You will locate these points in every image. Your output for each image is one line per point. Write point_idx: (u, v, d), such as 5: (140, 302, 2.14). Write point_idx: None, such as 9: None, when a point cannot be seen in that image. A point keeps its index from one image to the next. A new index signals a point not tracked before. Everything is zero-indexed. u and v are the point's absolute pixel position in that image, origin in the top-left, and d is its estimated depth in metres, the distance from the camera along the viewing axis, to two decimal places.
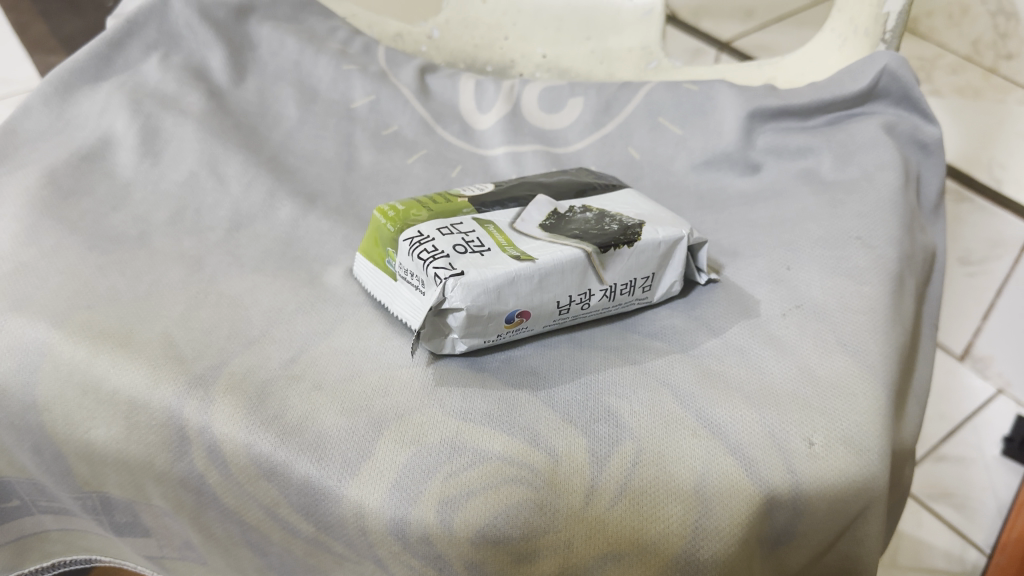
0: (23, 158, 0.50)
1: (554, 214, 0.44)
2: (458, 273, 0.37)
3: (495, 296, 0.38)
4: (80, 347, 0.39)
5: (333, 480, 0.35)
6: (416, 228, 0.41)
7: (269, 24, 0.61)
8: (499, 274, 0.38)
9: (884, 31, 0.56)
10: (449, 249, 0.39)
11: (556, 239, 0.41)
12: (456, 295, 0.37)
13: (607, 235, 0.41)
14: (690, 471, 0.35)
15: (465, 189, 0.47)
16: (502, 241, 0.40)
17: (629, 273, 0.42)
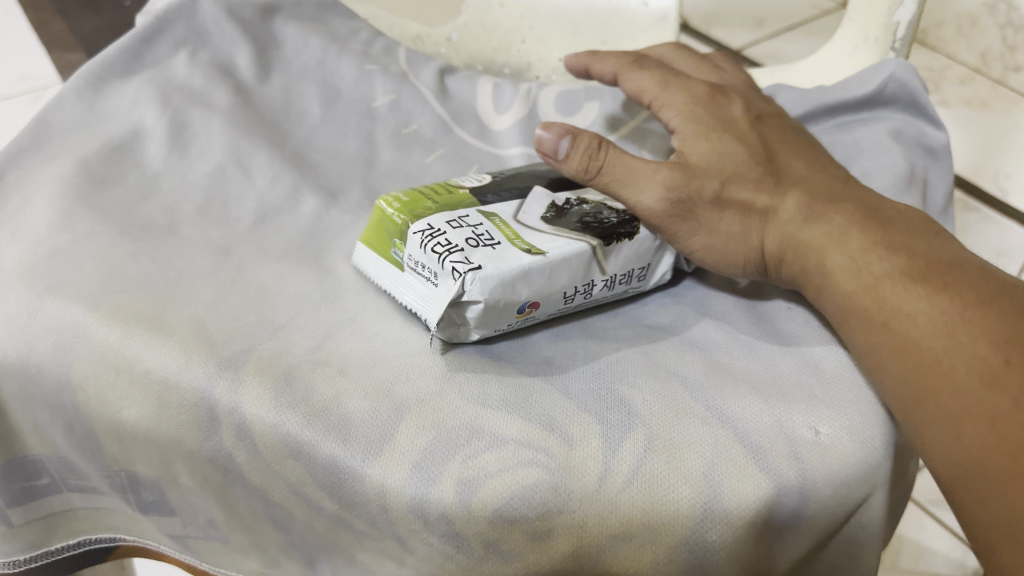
0: (56, 148, 0.51)
1: (554, 205, 0.47)
2: (476, 268, 0.39)
3: (509, 288, 0.40)
4: (114, 329, 0.41)
5: (356, 459, 0.36)
6: (425, 221, 0.42)
7: (294, 23, 0.62)
8: (513, 267, 0.40)
9: (894, 39, 0.57)
10: (462, 243, 0.41)
11: (562, 232, 0.44)
12: (475, 289, 0.39)
13: (608, 229, 0.44)
14: (700, 458, 0.37)
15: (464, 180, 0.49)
16: (510, 234, 0.43)
17: (628, 263, 0.45)
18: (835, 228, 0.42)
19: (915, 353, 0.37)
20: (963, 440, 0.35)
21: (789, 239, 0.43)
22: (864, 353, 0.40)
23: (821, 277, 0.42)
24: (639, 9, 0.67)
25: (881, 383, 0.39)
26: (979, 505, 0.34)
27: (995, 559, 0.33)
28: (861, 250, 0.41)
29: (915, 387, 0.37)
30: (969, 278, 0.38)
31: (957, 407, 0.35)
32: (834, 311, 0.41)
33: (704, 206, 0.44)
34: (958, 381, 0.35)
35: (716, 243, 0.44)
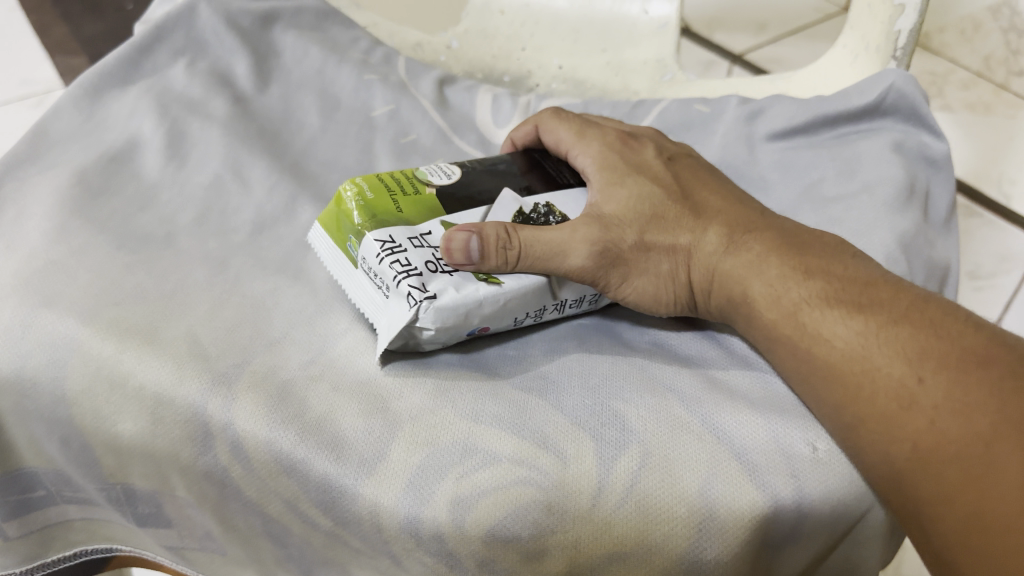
0: (53, 159, 0.51)
1: (519, 213, 0.46)
2: (431, 297, 0.39)
3: (461, 317, 0.40)
4: (108, 344, 0.41)
5: (349, 477, 0.37)
6: (387, 230, 0.42)
7: (293, 33, 0.63)
8: (470, 298, 0.40)
9: (895, 48, 0.57)
10: (421, 266, 0.41)
11: None
12: (428, 317, 0.39)
13: None
14: (696, 475, 0.36)
15: (432, 172, 0.48)
16: None
17: (586, 290, 0.45)
18: (752, 258, 0.43)
19: (835, 383, 0.38)
20: (887, 462, 0.36)
21: (714, 275, 0.43)
22: (791, 381, 0.41)
23: (745, 314, 0.42)
24: (640, 18, 0.67)
25: (808, 408, 0.40)
26: (908, 512, 0.36)
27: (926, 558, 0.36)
28: (773, 279, 0.41)
29: (836, 414, 0.38)
30: (876, 296, 0.39)
31: (877, 429, 0.36)
32: (758, 342, 0.42)
33: (631, 256, 0.44)
34: (876, 405, 0.36)
35: (649, 286, 0.44)
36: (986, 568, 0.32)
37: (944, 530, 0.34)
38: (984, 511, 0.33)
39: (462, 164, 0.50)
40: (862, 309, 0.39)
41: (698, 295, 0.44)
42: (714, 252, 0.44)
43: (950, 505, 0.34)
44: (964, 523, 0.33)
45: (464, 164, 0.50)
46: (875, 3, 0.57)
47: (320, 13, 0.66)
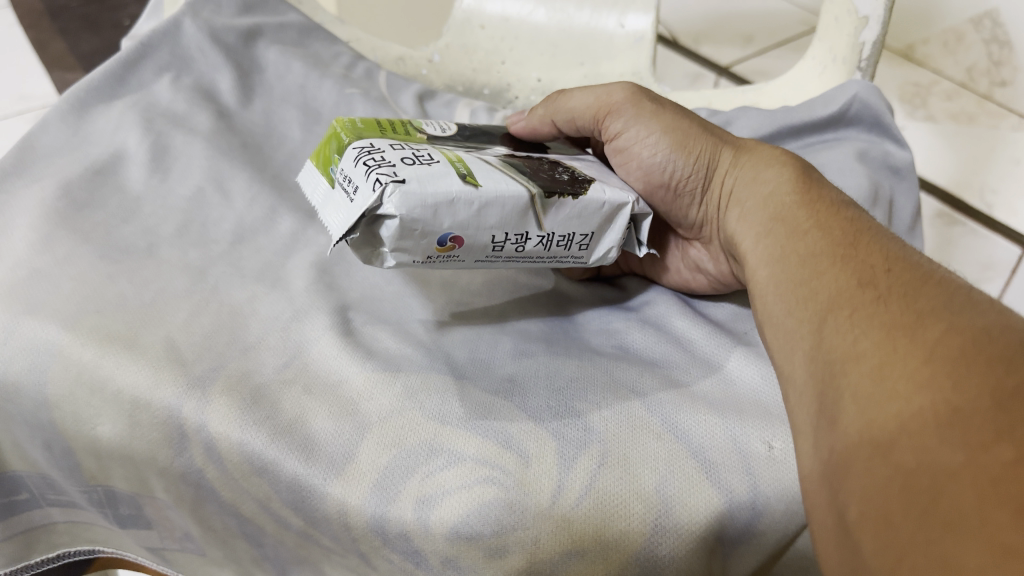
0: (40, 172, 0.53)
1: (509, 156, 0.47)
2: (399, 181, 0.38)
3: (431, 212, 0.38)
4: (89, 348, 0.42)
5: (319, 478, 0.38)
6: (368, 141, 0.42)
7: (276, 49, 0.64)
8: (440, 190, 0.39)
9: (860, 60, 0.59)
10: (396, 161, 0.40)
11: (511, 173, 0.43)
12: (392, 202, 0.37)
13: (553, 183, 0.43)
14: (654, 473, 0.38)
15: (428, 125, 0.49)
16: (452, 159, 0.42)
17: (567, 221, 0.44)
18: (768, 153, 0.46)
19: (811, 271, 0.37)
20: (821, 342, 0.34)
21: (735, 145, 0.47)
22: (766, 271, 0.40)
23: (755, 181, 0.45)
24: (616, 31, 0.68)
25: (770, 299, 0.39)
26: (816, 401, 0.33)
27: (818, 469, 0.32)
28: (786, 189, 0.42)
29: (800, 296, 0.36)
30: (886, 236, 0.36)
31: (826, 311, 0.34)
32: (754, 232, 0.43)
33: (668, 109, 0.49)
34: (837, 293, 0.34)
35: (671, 132, 0.48)
36: (865, 461, 0.29)
37: (841, 416, 0.31)
38: (886, 403, 0.29)
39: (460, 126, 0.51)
40: (865, 237, 0.37)
41: (716, 162, 0.47)
42: (749, 143, 0.48)
43: (856, 394, 0.30)
44: (861, 407, 0.30)
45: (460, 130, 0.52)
46: (843, 16, 0.59)
47: (304, 29, 0.68)
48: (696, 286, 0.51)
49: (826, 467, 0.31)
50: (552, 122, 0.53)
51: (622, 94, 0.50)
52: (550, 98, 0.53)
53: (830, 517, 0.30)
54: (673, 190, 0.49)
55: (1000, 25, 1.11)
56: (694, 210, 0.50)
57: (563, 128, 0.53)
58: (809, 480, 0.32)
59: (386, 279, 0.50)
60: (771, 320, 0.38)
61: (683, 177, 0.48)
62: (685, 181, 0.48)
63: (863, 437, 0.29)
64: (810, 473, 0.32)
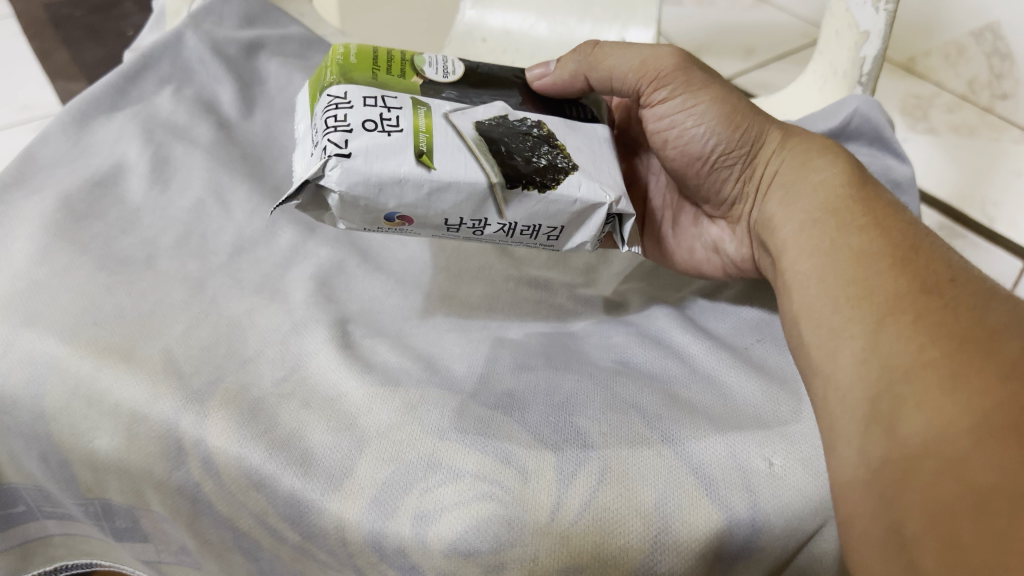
0: (39, 183, 0.53)
1: (501, 118, 0.45)
2: (343, 155, 0.38)
3: (374, 190, 0.39)
4: (87, 361, 0.42)
5: (316, 493, 0.38)
6: (345, 90, 0.42)
7: (278, 61, 0.65)
8: (387, 170, 0.39)
9: (860, 75, 0.58)
10: (356, 124, 0.40)
11: (480, 154, 0.42)
12: (334, 175, 0.38)
13: (520, 171, 0.42)
14: (652, 489, 0.38)
15: (430, 65, 0.48)
16: (421, 128, 0.41)
17: (527, 213, 0.42)
18: (816, 140, 0.46)
19: (866, 270, 0.37)
20: (878, 344, 0.34)
21: (784, 127, 0.48)
22: (812, 263, 0.40)
23: (804, 170, 0.45)
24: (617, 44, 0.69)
25: (814, 293, 0.39)
26: (865, 402, 0.33)
27: (862, 478, 0.32)
28: (839, 180, 0.43)
29: (851, 294, 0.37)
30: (946, 249, 0.37)
31: (883, 314, 0.35)
32: (797, 224, 0.43)
33: (717, 83, 0.49)
34: (897, 296, 0.35)
35: (720, 106, 0.48)
36: (929, 473, 0.29)
37: (900, 423, 0.31)
38: (957, 416, 0.29)
39: (469, 64, 0.49)
40: (923, 246, 0.37)
41: (763, 142, 0.48)
42: (796, 128, 0.48)
43: (921, 403, 0.31)
44: (929, 416, 0.30)
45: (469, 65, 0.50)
46: (842, 30, 0.59)
47: (305, 42, 0.68)
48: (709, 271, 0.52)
49: (875, 472, 0.31)
50: (584, 78, 0.51)
51: (671, 59, 0.49)
52: (582, 50, 0.51)
53: (873, 524, 0.30)
54: (711, 163, 0.50)
55: (1001, 37, 1.06)
56: (729, 189, 0.51)
57: (594, 84, 0.52)
58: (848, 486, 0.32)
59: (385, 292, 0.50)
60: (812, 315, 0.38)
61: (726, 148, 0.49)
62: (727, 156, 0.49)
63: (928, 449, 0.29)
64: (848, 479, 0.32)
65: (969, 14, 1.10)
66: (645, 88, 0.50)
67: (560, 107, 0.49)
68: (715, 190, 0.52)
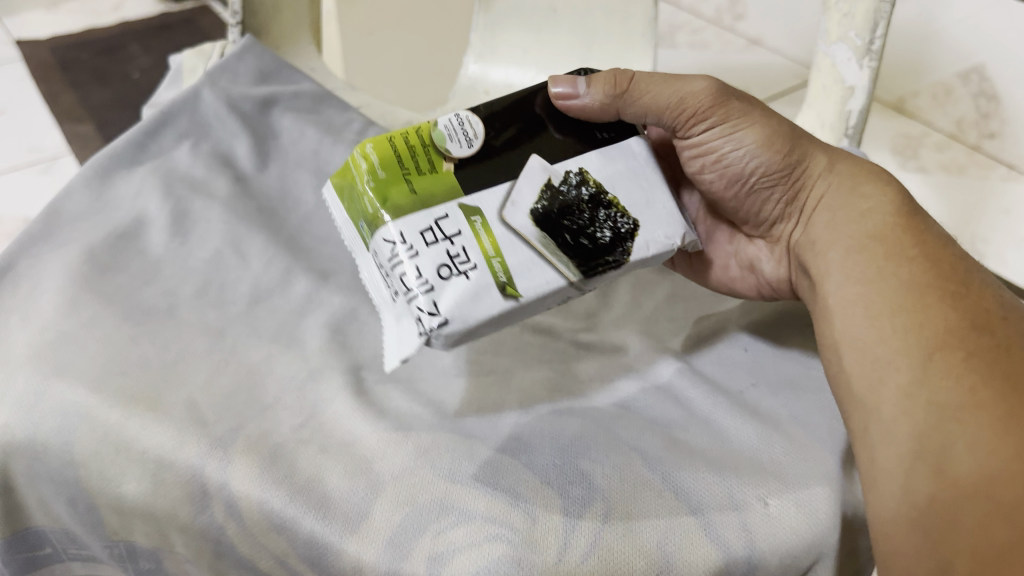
0: (65, 236, 0.55)
1: (549, 189, 0.48)
2: (442, 323, 0.42)
3: (473, 333, 0.44)
4: (115, 410, 0.44)
5: (334, 536, 0.40)
6: (399, 228, 0.44)
7: (291, 115, 0.67)
8: (482, 317, 0.43)
9: (847, 127, 0.61)
10: (433, 277, 0.43)
11: (552, 253, 0.46)
12: (439, 341, 0.43)
13: (595, 258, 0.46)
14: (654, 530, 0.40)
15: (451, 138, 0.48)
16: (490, 250, 0.45)
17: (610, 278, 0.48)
18: (858, 166, 0.49)
19: (914, 302, 0.41)
20: (927, 379, 0.38)
21: (827, 151, 0.50)
22: (855, 290, 0.43)
23: (852, 195, 0.48)
24: None
25: (858, 319, 0.43)
26: (914, 433, 0.38)
27: (907, 511, 0.37)
28: (888, 210, 0.46)
29: (898, 327, 0.41)
30: (990, 285, 0.42)
31: (932, 350, 0.39)
32: (842, 249, 0.46)
33: (758, 109, 0.50)
34: (947, 332, 0.39)
35: (762, 135, 0.50)
36: (982, 518, 0.34)
37: (948, 462, 0.36)
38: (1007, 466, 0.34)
39: (485, 114, 0.50)
40: (967, 280, 0.42)
41: (807, 167, 0.50)
42: (839, 151, 0.51)
43: (975, 445, 0.35)
44: (982, 460, 0.35)
45: (483, 109, 0.50)
46: (829, 85, 0.62)
47: (317, 96, 0.71)
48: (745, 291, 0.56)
49: (921, 511, 0.36)
50: (616, 110, 0.50)
51: (707, 93, 0.50)
52: (616, 80, 0.50)
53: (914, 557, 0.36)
54: (752, 185, 0.52)
55: (987, 79, 1.06)
56: (771, 211, 0.53)
57: (629, 117, 0.51)
58: (892, 510, 0.38)
59: None
60: (854, 341, 0.42)
61: (769, 175, 0.51)
62: (771, 182, 0.51)
63: (978, 495, 0.35)
64: (892, 506, 0.38)
65: (953, 57, 1.09)
66: (683, 124, 0.51)
67: (590, 130, 0.50)
68: (756, 211, 0.54)
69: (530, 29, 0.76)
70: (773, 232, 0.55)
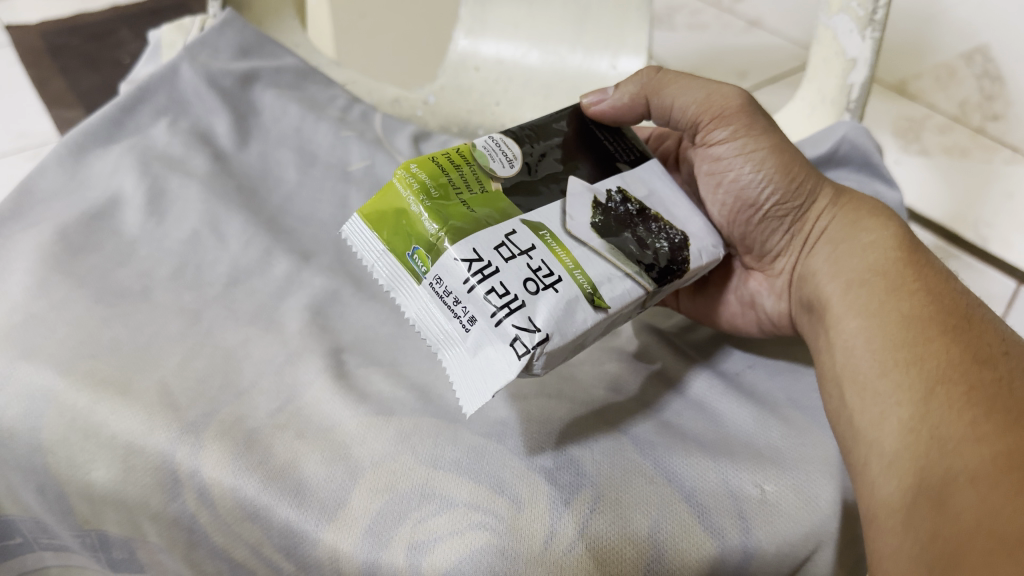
0: (37, 216, 0.53)
1: (597, 205, 0.45)
2: (544, 340, 0.37)
3: (565, 353, 0.39)
4: (83, 394, 0.43)
5: (311, 524, 0.38)
6: (472, 246, 0.40)
7: (273, 92, 0.65)
8: (577, 332, 0.39)
9: (849, 101, 0.60)
10: (518, 292, 0.39)
11: (620, 262, 0.43)
12: (540, 363, 0.38)
13: (663, 265, 0.44)
14: (645, 517, 0.38)
15: (492, 157, 0.46)
16: (566, 262, 0.41)
17: (665, 295, 0.45)
18: (865, 206, 0.47)
19: (915, 337, 0.38)
20: (929, 414, 0.35)
21: (837, 188, 0.48)
22: (858, 324, 0.41)
23: (858, 230, 0.46)
24: (609, 74, 0.70)
25: (859, 353, 0.40)
26: (913, 470, 0.34)
27: (909, 550, 0.33)
28: (890, 243, 0.44)
29: (899, 361, 0.38)
30: (997, 323, 0.39)
31: (934, 384, 0.36)
32: (846, 284, 0.44)
33: (778, 132, 0.48)
34: (948, 367, 0.36)
35: (778, 157, 0.48)
36: (981, 552, 0.30)
37: (950, 495, 0.32)
38: (1010, 499, 0.30)
39: (519, 139, 0.48)
40: (974, 317, 0.39)
41: (818, 197, 0.48)
42: (847, 190, 0.49)
43: (975, 479, 0.32)
44: (982, 492, 0.31)
45: (513, 133, 0.48)
46: (831, 58, 0.60)
47: (301, 73, 0.69)
48: (743, 324, 0.51)
49: (924, 549, 0.32)
50: (645, 101, 0.51)
51: (737, 99, 0.49)
52: (647, 74, 0.51)
53: None
54: (762, 213, 0.49)
55: (992, 59, 1.05)
56: (777, 241, 0.50)
57: (654, 108, 0.51)
58: (894, 551, 0.34)
59: (380, 321, 0.51)
60: (854, 376, 0.40)
61: (780, 200, 0.48)
62: (779, 208, 0.49)
63: (979, 529, 0.30)
64: (893, 549, 0.34)
65: (958, 36, 1.09)
66: (705, 126, 0.50)
67: (603, 145, 0.50)
68: (759, 241, 0.51)
69: (522, 5, 0.74)
70: (773, 267, 0.52)
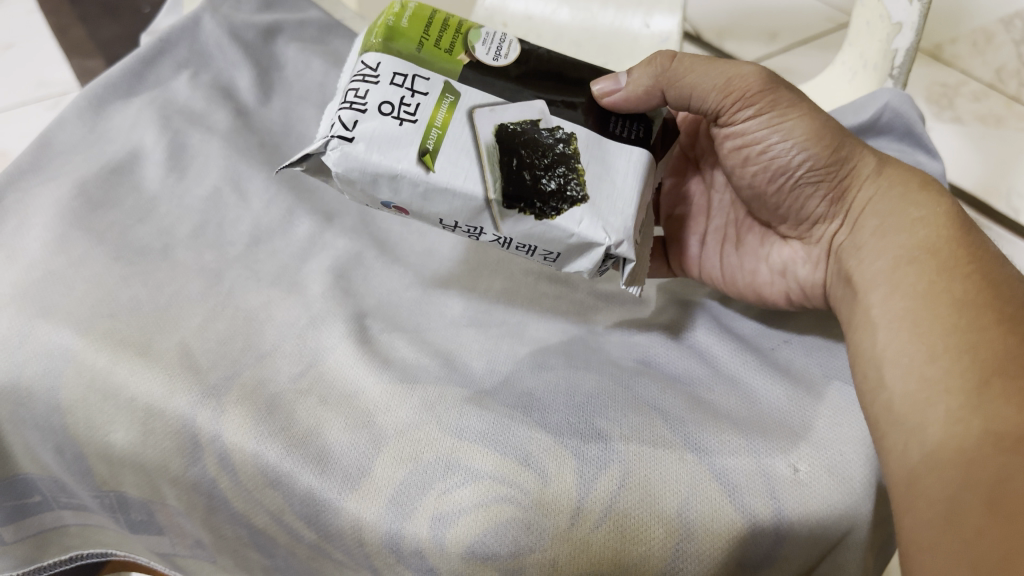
0: (55, 170, 0.52)
1: (531, 124, 0.42)
2: (346, 140, 0.39)
3: (370, 178, 0.40)
4: (102, 354, 0.42)
5: (333, 492, 0.37)
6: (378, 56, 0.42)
7: (295, 46, 0.64)
8: (382, 165, 0.39)
9: (892, 67, 0.57)
10: (374, 105, 0.40)
11: (488, 163, 0.40)
12: (333, 157, 0.39)
13: (523, 191, 0.41)
14: (676, 494, 0.37)
15: (484, 41, 0.44)
16: (439, 122, 0.40)
17: (524, 237, 0.42)
18: (908, 175, 0.44)
19: (970, 323, 0.36)
20: (981, 404, 0.33)
21: (877, 153, 0.45)
22: (904, 306, 0.39)
23: (904, 203, 0.43)
24: (641, 32, 0.69)
25: (906, 338, 0.38)
26: (958, 460, 0.32)
27: (944, 538, 0.31)
28: (943, 222, 0.41)
29: (949, 348, 0.36)
30: None
31: (989, 375, 0.34)
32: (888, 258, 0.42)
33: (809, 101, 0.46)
34: (1008, 357, 0.34)
35: (808, 125, 0.45)
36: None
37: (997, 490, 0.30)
38: None
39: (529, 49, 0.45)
40: None
41: (855, 165, 0.45)
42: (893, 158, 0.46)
43: None
44: None
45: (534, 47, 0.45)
46: (874, 20, 0.58)
47: (325, 27, 0.67)
48: (771, 294, 0.50)
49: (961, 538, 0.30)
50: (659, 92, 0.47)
51: (758, 77, 0.46)
52: (659, 60, 0.48)
53: None
54: (795, 180, 0.47)
55: None
56: (812, 209, 0.48)
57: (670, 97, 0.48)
58: (926, 538, 0.32)
59: (403, 286, 0.50)
60: (897, 358, 0.38)
61: (815, 168, 0.46)
62: (814, 176, 0.46)
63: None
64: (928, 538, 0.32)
65: None
66: (729, 108, 0.47)
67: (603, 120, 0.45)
68: (795, 208, 0.49)
69: None
70: (810, 234, 0.49)
